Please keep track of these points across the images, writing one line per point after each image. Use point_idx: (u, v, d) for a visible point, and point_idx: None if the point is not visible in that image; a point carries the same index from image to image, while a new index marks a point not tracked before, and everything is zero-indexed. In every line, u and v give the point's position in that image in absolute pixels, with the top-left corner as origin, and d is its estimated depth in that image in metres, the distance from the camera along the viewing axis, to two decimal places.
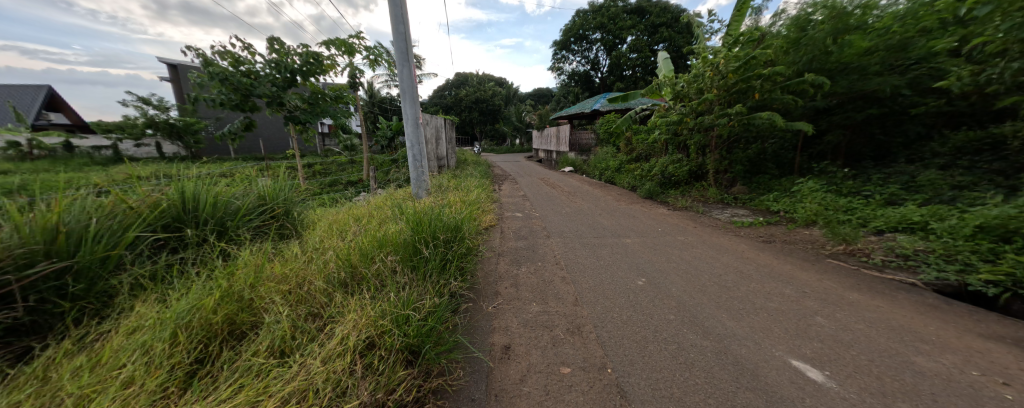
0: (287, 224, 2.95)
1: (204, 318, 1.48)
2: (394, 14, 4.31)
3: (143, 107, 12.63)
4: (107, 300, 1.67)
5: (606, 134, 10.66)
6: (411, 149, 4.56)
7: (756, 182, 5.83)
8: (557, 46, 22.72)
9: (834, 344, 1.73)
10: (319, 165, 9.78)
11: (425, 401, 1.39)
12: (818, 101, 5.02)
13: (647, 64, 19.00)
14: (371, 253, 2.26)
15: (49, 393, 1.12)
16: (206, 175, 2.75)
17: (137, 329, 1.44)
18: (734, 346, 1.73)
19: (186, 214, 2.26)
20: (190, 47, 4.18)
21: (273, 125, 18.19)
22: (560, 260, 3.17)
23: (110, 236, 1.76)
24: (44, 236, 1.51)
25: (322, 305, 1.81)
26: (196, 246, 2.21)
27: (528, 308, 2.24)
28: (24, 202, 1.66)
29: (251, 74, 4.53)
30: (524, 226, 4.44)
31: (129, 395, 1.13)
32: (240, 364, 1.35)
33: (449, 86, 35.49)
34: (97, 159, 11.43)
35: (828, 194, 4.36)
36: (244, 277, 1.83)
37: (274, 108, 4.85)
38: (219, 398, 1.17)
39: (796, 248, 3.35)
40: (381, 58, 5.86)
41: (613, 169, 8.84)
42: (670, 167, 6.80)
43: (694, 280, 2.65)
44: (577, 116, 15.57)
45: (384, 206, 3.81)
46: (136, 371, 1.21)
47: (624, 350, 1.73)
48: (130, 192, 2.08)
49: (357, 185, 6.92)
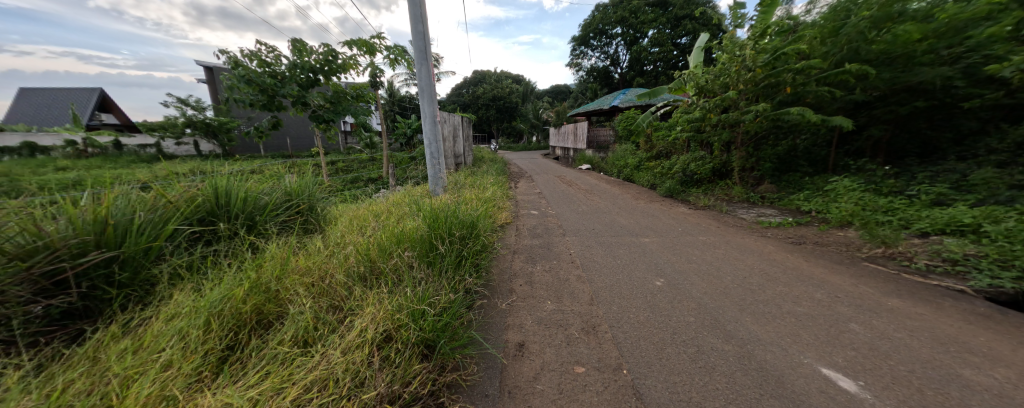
0: (311, 219, 3.06)
1: (234, 307, 1.56)
2: (413, 13, 4.37)
3: (182, 107, 13.56)
4: (149, 288, 1.78)
5: (625, 130, 10.48)
6: (429, 147, 4.60)
7: (786, 180, 5.53)
8: (577, 41, 22.37)
9: (869, 353, 1.62)
10: (342, 162, 10.13)
11: (439, 395, 1.42)
12: (857, 94, 4.69)
13: (668, 59, 18.51)
14: (389, 248, 2.31)
15: (98, 372, 1.21)
16: (238, 172, 2.89)
17: (174, 316, 1.54)
18: (759, 352, 1.65)
19: (219, 209, 2.40)
20: (221, 51, 4.39)
21: (299, 124, 19.01)
22: (576, 259, 3.13)
23: (152, 228, 1.88)
24: (95, 228, 1.65)
25: (342, 298, 1.87)
26: (227, 238, 2.35)
27: (543, 306, 2.24)
28: (78, 196, 1.80)
29: (277, 74, 4.72)
30: (540, 224, 4.43)
31: (167, 377, 1.20)
32: (267, 352, 1.42)
33: (466, 84, 35.78)
34: (141, 156, 12.28)
35: (866, 194, 4.08)
36: (271, 269, 1.93)
37: (299, 107, 5.04)
38: (248, 383, 1.23)
39: (829, 251, 3.16)
40: (401, 56, 5.94)
41: (632, 166, 8.66)
42: (692, 164, 6.57)
43: (716, 281, 2.55)
44: (596, 112, 15.36)
45: (402, 202, 3.89)
46: (173, 355, 1.29)
47: (641, 352, 1.69)
48: (169, 188, 2.24)
49: (377, 182, 7.10)
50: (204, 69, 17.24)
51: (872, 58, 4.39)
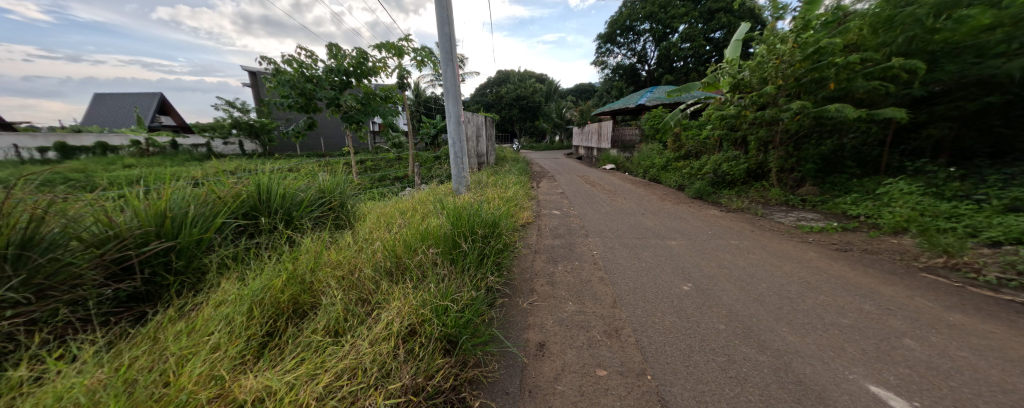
0: (342, 215, 3.21)
1: (273, 297, 1.68)
2: (440, 15, 4.46)
3: (230, 109, 14.68)
4: (200, 276, 1.94)
5: (652, 129, 10.19)
6: (453, 146, 4.69)
7: (830, 182, 5.14)
8: (602, 39, 21.96)
9: (926, 372, 1.47)
10: (370, 161, 10.54)
11: (461, 389, 1.44)
12: (915, 88, 4.29)
13: (700, 54, 17.74)
14: (414, 245, 2.38)
15: (158, 351, 1.34)
16: (278, 170, 3.09)
17: (222, 303, 1.67)
18: (796, 365, 1.55)
19: (260, 204, 2.57)
20: (264, 57, 4.71)
21: (332, 125, 19.99)
22: (599, 260, 3.08)
23: (203, 221, 2.05)
24: (156, 220, 1.82)
25: (370, 292, 1.95)
26: (268, 232, 2.52)
27: (564, 307, 2.22)
28: (143, 191, 2.00)
29: (313, 78, 4.98)
30: (562, 224, 4.39)
31: (216, 358, 1.31)
32: (302, 339, 1.50)
33: (490, 85, 36.14)
34: (193, 155, 13.41)
35: (925, 197, 3.71)
36: (306, 262, 2.05)
37: (333, 108, 5.30)
38: (286, 368, 1.32)
39: (880, 259, 2.91)
40: (428, 57, 6.09)
41: (658, 167, 8.38)
42: (724, 165, 6.26)
43: (750, 288, 2.42)
44: (622, 111, 15.02)
45: (427, 201, 3.99)
46: (221, 338, 1.40)
47: (666, 358, 1.64)
48: (218, 184, 2.43)
49: (403, 181, 7.32)
50: (248, 74, 18.55)
51: (933, 48, 3.99)
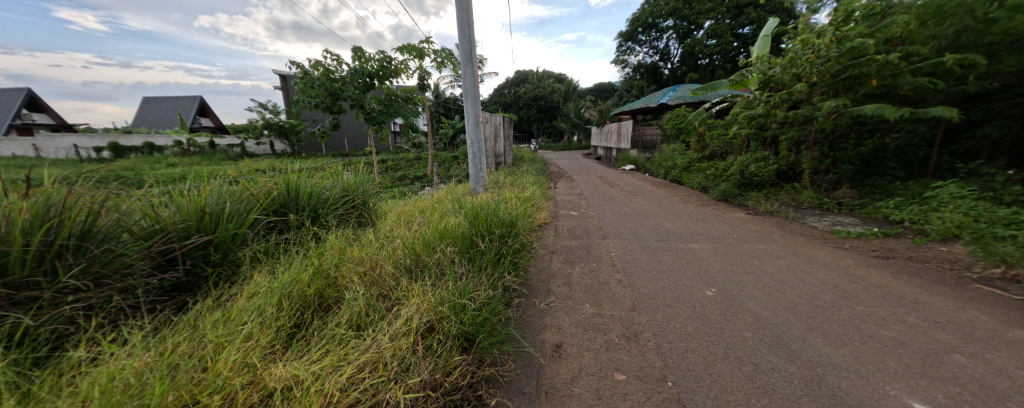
0: (364, 213, 3.32)
1: (301, 290, 1.77)
2: (461, 17, 4.52)
3: (262, 111, 15.47)
4: (235, 268, 2.05)
5: (674, 129, 9.92)
6: (471, 146, 4.74)
7: (870, 185, 4.82)
8: (623, 37, 21.56)
9: (981, 392, 1.35)
10: (391, 161, 10.82)
11: (478, 388, 1.46)
12: (969, 83, 3.95)
13: (727, 51, 17.08)
14: (433, 243, 2.43)
15: (197, 337, 1.42)
16: (305, 169, 3.23)
17: (254, 295, 1.76)
18: (830, 378, 1.46)
19: (289, 202, 2.70)
20: (293, 61, 4.92)
21: (355, 126, 20.66)
22: (617, 263, 3.02)
23: (238, 217, 2.18)
24: (196, 215, 1.95)
25: (390, 288, 2.00)
26: (295, 228, 2.63)
27: (582, 308, 2.20)
28: (185, 188, 2.14)
29: (338, 80, 5.16)
30: (580, 225, 4.34)
31: (249, 346, 1.38)
32: (327, 332, 1.56)
33: (508, 85, 36.27)
34: (229, 155, 14.23)
35: (980, 202, 3.41)
36: (331, 257, 2.13)
37: (357, 110, 5.47)
38: (312, 359, 1.38)
39: (927, 269, 2.70)
40: (448, 59, 6.18)
41: (680, 167, 8.14)
42: (751, 166, 5.99)
43: (779, 295, 2.31)
44: (642, 110, 14.70)
45: (445, 200, 4.05)
46: (253, 328, 1.48)
47: (688, 365, 1.59)
48: (251, 182, 2.57)
49: (422, 180, 7.46)
50: (279, 77, 19.48)
51: (991, 40, 3.67)
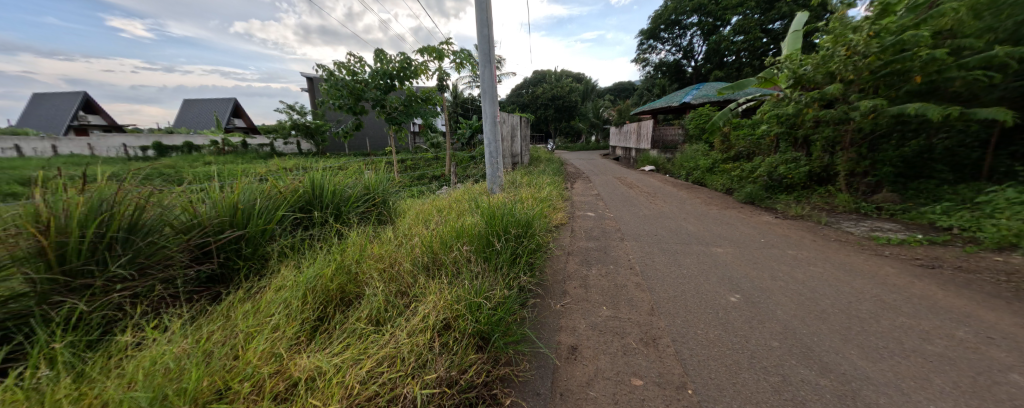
0: (384, 211, 3.40)
1: (324, 285, 1.83)
2: (480, 18, 4.55)
3: (290, 112, 16.18)
4: (264, 262, 2.16)
5: (698, 129, 9.62)
6: (489, 146, 4.76)
7: (914, 188, 4.48)
8: (644, 35, 21.11)
9: None
10: (410, 161, 11.04)
11: (493, 386, 1.46)
12: None
13: (755, 48, 16.39)
14: (450, 242, 2.46)
15: (229, 326, 1.51)
16: (329, 168, 3.35)
17: (281, 288, 1.84)
18: (867, 393, 1.37)
19: (314, 199, 2.81)
20: (319, 63, 5.12)
21: (377, 126, 21.25)
22: (635, 265, 2.95)
23: (267, 213, 2.29)
24: (229, 211, 2.07)
25: (408, 285, 2.04)
26: (320, 225, 2.74)
27: (598, 311, 2.16)
28: (220, 185, 2.27)
29: (361, 81, 5.32)
30: (597, 227, 4.28)
31: (277, 337, 1.45)
32: (348, 326, 1.61)
33: (526, 85, 36.27)
34: (259, 153, 14.95)
35: None
36: (352, 254, 2.20)
37: (378, 110, 5.62)
38: (334, 351, 1.42)
39: (979, 280, 2.49)
40: (466, 60, 6.25)
41: (704, 168, 7.87)
42: (780, 167, 5.71)
43: (810, 304, 2.19)
44: (664, 110, 14.33)
45: (462, 199, 4.09)
46: (280, 320, 1.55)
47: (710, 373, 1.53)
48: (279, 180, 2.69)
49: (440, 179, 7.58)
50: (307, 79, 20.30)
51: None
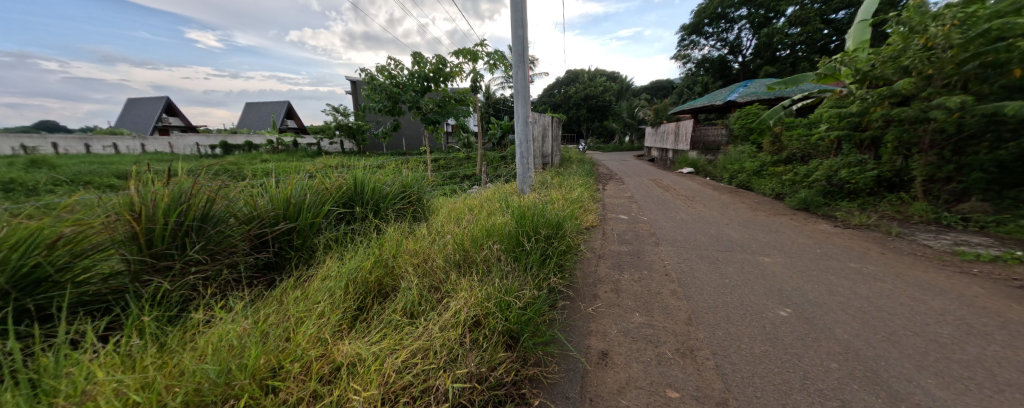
0: (419, 208, 3.54)
1: (363, 277, 1.94)
2: (515, 18, 4.58)
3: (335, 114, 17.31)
4: (311, 252, 2.33)
5: (744, 129, 8.99)
6: (520, 147, 4.76)
7: (1012, 197, 3.87)
8: (686, 30, 20.12)
9: None
10: (443, 160, 11.37)
11: (522, 386, 1.47)
12: None
13: (813, 40, 15.02)
14: (480, 241, 2.50)
15: (282, 310, 1.64)
16: (369, 166, 3.54)
17: (326, 277, 1.98)
18: None
19: (355, 195, 2.98)
20: (361, 67, 5.42)
21: (413, 127, 22.11)
22: (671, 272, 2.82)
23: (314, 208, 2.46)
24: (282, 204, 2.26)
25: (440, 280, 2.10)
26: (360, 220, 2.89)
27: (630, 317, 2.09)
28: (275, 180, 2.48)
29: (398, 83, 5.55)
30: (630, 230, 4.14)
31: (322, 323, 1.56)
32: (385, 317, 1.69)
33: (558, 85, 35.98)
34: (307, 152, 16.14)
35: None
36: (389, 248, 2.31)
37: (414, 111, 5.84)
38: (372, 340, 1.50)
39: None
40: (500, 61, 6.32)
41: (750, 171, 7.33)
42: (841, 171, 5.18)
43: (877, 324, 1.96)
44: (705, 109, 13.55)
45: (494, 198, 4.15)
46: (325, 307, 1.66)
47: (756, 391, 1.42)
48: (326, 177, 2.89)
49: (472, 179, 7.72)
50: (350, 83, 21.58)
51: None
